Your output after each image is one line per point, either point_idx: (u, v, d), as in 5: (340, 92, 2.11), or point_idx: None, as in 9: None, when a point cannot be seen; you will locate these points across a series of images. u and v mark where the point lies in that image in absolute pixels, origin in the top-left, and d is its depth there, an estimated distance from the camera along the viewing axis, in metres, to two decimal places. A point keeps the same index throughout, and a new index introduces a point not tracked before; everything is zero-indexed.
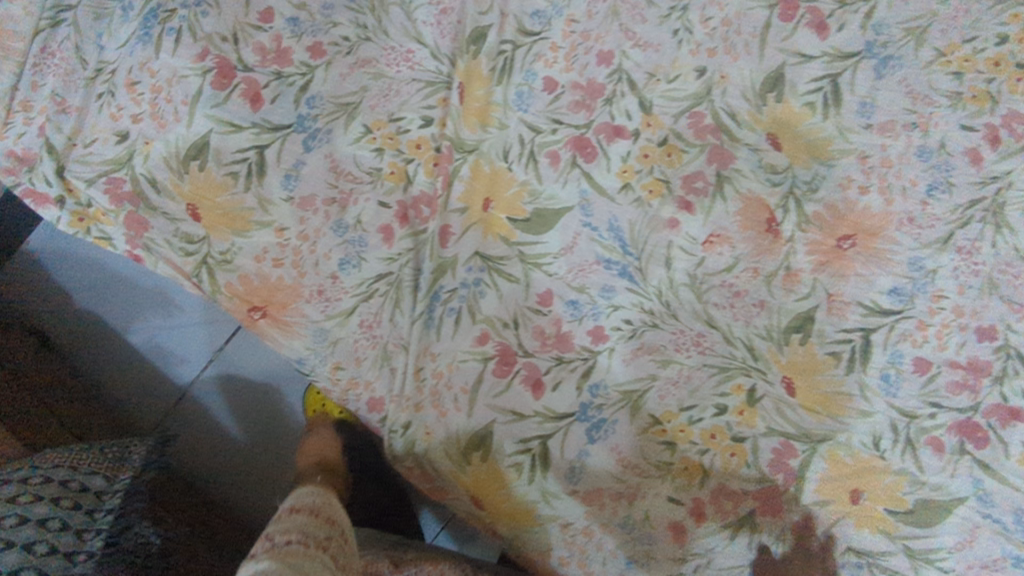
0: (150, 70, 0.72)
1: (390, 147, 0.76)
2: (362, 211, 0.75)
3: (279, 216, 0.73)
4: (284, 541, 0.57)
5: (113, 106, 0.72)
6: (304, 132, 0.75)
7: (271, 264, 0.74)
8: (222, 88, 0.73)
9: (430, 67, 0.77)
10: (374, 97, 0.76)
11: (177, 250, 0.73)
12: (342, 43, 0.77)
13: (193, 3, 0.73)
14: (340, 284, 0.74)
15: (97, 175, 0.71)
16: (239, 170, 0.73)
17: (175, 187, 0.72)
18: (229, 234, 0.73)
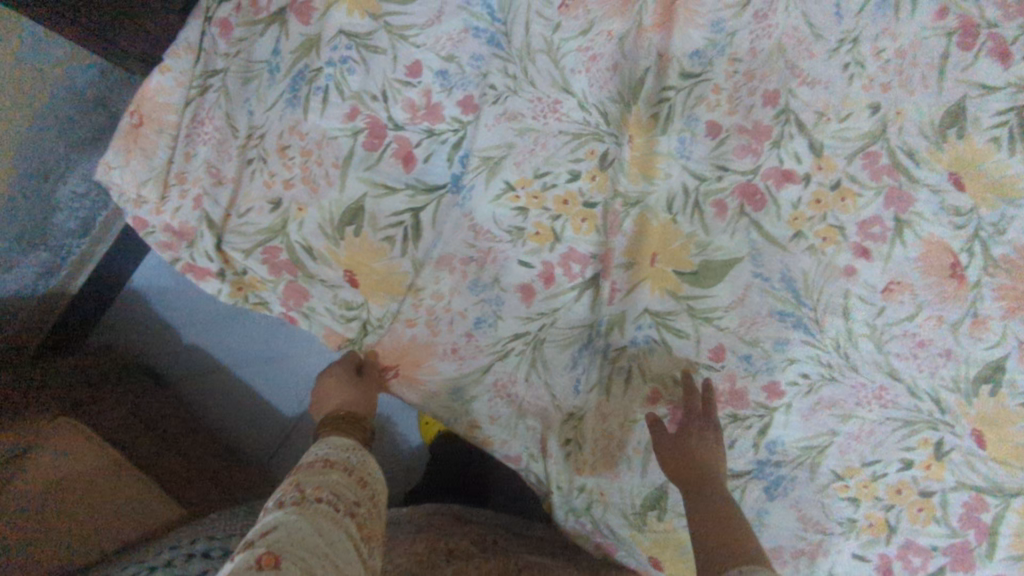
0: (299, 133, 0.70)
1: (535, 206, 0.71)
2: (499, 268, 0.72)
3: (420, 277, 0.71)
4: (313, 501, 0.48)
5: (265, 173, 0.70)
6: (457, 192, 0.72)
7: (434, 328, 0.71)
8: (375, 150, 0.71)
9: (578, 118, 0.73)
10: (538, 149, 0.72)
11: (336, 317, 0.73)
12: (489, 91, 0.72)
13: (340, 60, 0.69)
14: (475, 343, 0.72)
15: (255, 245, 0.70)
16: (397, 233, 0.71)
17: (331, 254, 0.71)
18: (385, 299, 0.72)
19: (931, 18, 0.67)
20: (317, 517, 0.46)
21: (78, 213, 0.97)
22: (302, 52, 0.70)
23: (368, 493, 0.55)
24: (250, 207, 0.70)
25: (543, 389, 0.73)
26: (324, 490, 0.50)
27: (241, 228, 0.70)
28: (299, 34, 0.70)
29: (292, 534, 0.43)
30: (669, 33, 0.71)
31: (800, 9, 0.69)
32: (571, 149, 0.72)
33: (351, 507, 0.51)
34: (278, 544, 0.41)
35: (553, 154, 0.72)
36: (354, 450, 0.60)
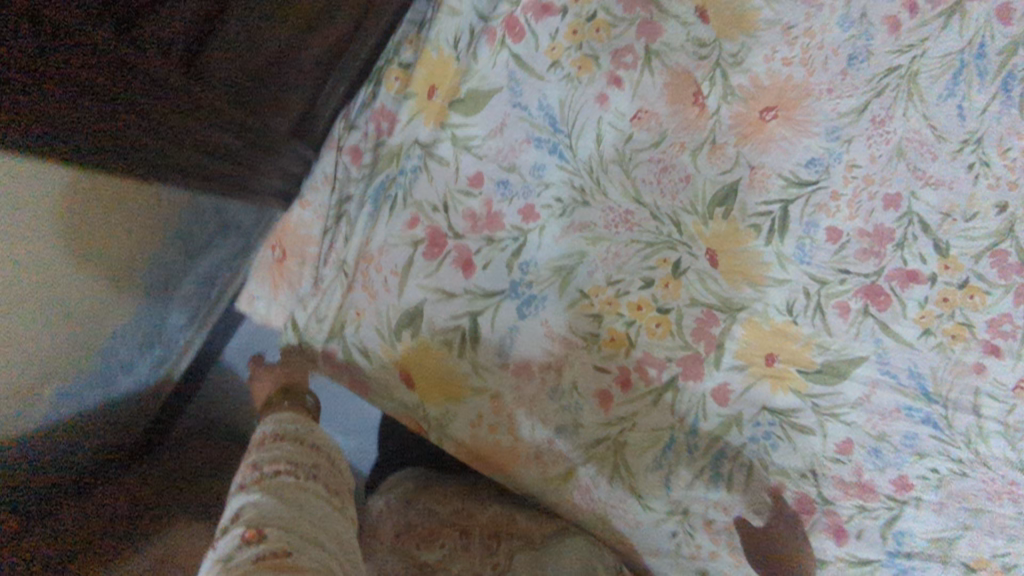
0: (389, 255, 0.71)
1: (609, 312, 0.72)
2: (577, 375, 0.73)
3: (494, 381, 0.72)
4: (273, 476, 0.51)
5: (377, 291, 0.71)
6: (518, 298, 0.72)
7: (551, 432, 0.72)
8: (470, 270, 0.72)
9: (651, 227, 0.72)
10: (602, 255, 0.73)
11: (461, 421, 0.71)
12: (563, 201, 0.73)
13: (454, 183, 0.72)
14: (556, 449, 0.72)
15: (371, 355, 0.71)
16: (453, 338, 0.71)
17: (438, 358, 0.71)
18: (444, 401, 0.72)
19: None
20: (274, 489, 0.49)
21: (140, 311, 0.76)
22: (388, 163, 0.71)
23: (322, 456, 0.57)
24: (360, 323, 0.71)
25: (659, 480, 0.71)
26: (282, 463, 0.52)
27: (316, 330, 0.72)
28: (421, 153, 0.71)
29: (264, 507, 0.46)
30: (795, 136, 0.71)
31: (920, 111, 0.71)
32: (642, 255, 0.72)
33: (299, 472, 0.52)
34: (254, 514, 0.45)
35: (650, 258, 0.72)
36: (300, 419, 0.61)
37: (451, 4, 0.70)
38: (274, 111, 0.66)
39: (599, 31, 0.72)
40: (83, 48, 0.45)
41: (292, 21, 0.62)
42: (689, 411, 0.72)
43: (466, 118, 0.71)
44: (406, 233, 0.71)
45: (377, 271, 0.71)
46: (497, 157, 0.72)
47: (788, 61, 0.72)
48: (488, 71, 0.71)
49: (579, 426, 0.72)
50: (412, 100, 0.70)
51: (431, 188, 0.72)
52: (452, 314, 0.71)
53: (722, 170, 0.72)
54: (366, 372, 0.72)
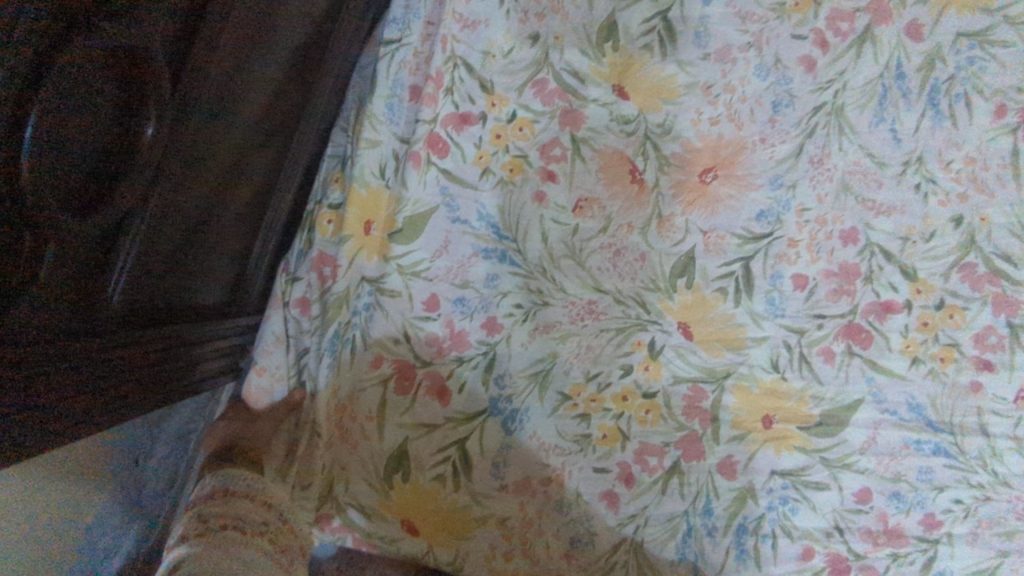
0: (360, 398, 0.70)
1: (595, 409, 0.70)
2: (579, 482, 0.69)
3: (497, 506, 0.69)
4: (218, 531, 0.50)
5: (353, 441, 0.70)
6: (501, 415, 0.70)
7: (566, 545, 0.69)
8: (447, 397, 0.70)
9: (617, 312, 0.70)
10: (574, 353, 0.70)
11: (479, 561, 0.69)
12: (523, 305, 0.71)
13: (409, 313, 0.70)
14: (574, 562, 0.69)
15: (365, 512, 0.69)
16: (445, 472, 0.69)
17: (436, 496, 0.69)
18: (450, 540, 0.69)
19: (993, 120, 0.70)
20: (213, 539, 0.49)
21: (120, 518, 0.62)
22: (336, 310, 0.66)
23: (266, 508, 0.56)
24: (349, 478, 0.69)
25: (685, 571, 0.68)
26: (227, 515, 0.52)
27: (303, 502, 0.66)
28: (372, 290, 0.69)
29: (201, 562, 0.46)
30: (739, 193, 0.70)
31: (856, 143, 0.70)
32: (615, 344, 0.70)
33: (239, 525, 0.52)
34: (190, 560, 0.46)
35: (623, 345, 0.70)
36: (253, 470, 0.59)
37: (369, 138, 0.66)
38: (211, 291, 0.59)
39: (522, 130, 0.72)
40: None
41: (201, 202, 0.52)
42: (701, 493, 0.69)
43: (408, 246, 0.70)
44: (373, 372, 0.70)
45: (354, 418, 0.70)
46: (449, 275, 0.71)
47: (715, 120, 0.71)
48: (420, 195, 0.70)
49: (594, 534, 0.69)
50: (350, 243, 0.66)
51: (389, 323, 0.69)
52: (438, 448, 0.69)
53: (675, 242, 0.70)
54: (365, 529, 0.69)
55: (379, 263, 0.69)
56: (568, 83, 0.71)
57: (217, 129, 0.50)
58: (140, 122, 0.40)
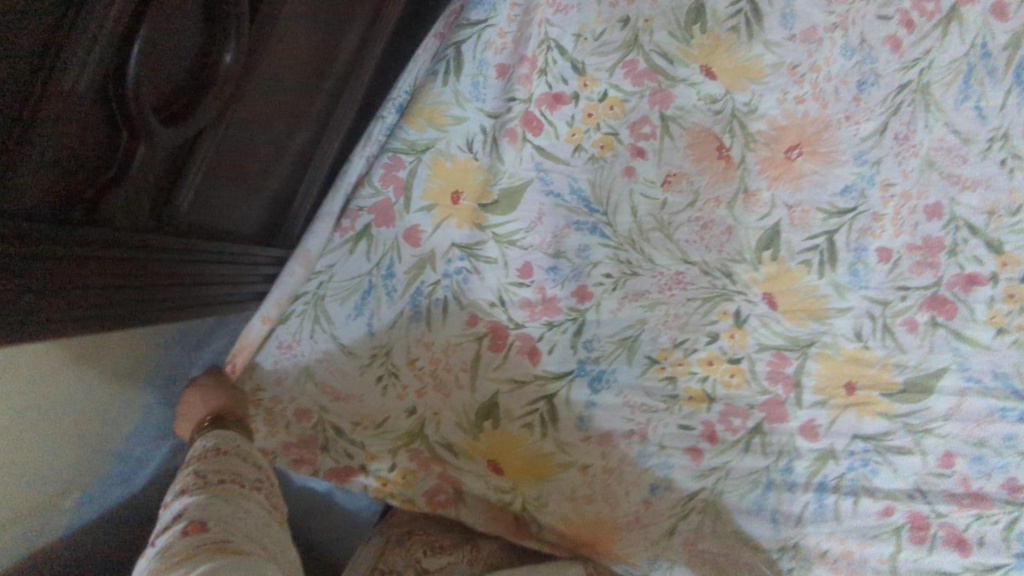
0: (450, 349, 0.74)
1: (682, 372, 0.74)
2: (662, 436, 0.73)
3: (580, 454, 0.74)
4: (216, 484, 0.53)
5: (445, 389, 0.74)
6: (588, 375, 0.74)
7: (647, 493, 0.73)
8: (534, 355, 0.74)
9: (704, 283, 0.74)
10: (661, 319, 0.74)
11: (568, 503, 0.74)
12: (609, 278, 0.75)
13: (496, 275, 0.74)
14: (655, 509, 0.73)
15: (462, 451, 0.75)
16: (533, 422, 0.74)
17: (525, 441, 0.74)
18: (536, 480, 0.74)
19: None
20: (216, 496, 0.51)
21: None
22: (416, 272, 0.73)
23: (257, 468, 0.59)
24: (441, 420, 0.75)
25: (764, 522, 0.71)
26: (224, 472, 0.55)
27: (379, 434, 0.75)
28: (453, 248, 0.73)
29: (205, 507, 0.49)
30: (825, 169, 0.73)
31: (941, 120, 0.72)
32: (702, 312, 0.74)
33: (236, 479, 0.55)
34: (197, 510, 0.49)
35: (709, 314, 0.74)
36: (236, 432, 0.62)
37: (455, 114, 0.71)
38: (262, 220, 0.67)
39: (614, 109, 0.75)
40: (74, 258, 0.43)
41: (264, 136, 0.60)
42: (785, 455, 0.72)
43: (505, 215, 0.74)
44: (467, 332, 0.74)
45: (447, 371, 0.74)
46: (543, 245, 0.75)
47: (800, 99, 0.73)
48: (514, 167, 0.73)
49: (678, 486, 0.73)
50: (436, 212, 0.72)
51: (483, 287, 0.74)
52: (528, 402, 0.74)
53: (760, 216, 0.73)
54: (455, 462, 0.75)
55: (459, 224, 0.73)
56: (658, 64, 0.75)
57: (284, 71, 0.58)
58: (219, 53, 0.48)
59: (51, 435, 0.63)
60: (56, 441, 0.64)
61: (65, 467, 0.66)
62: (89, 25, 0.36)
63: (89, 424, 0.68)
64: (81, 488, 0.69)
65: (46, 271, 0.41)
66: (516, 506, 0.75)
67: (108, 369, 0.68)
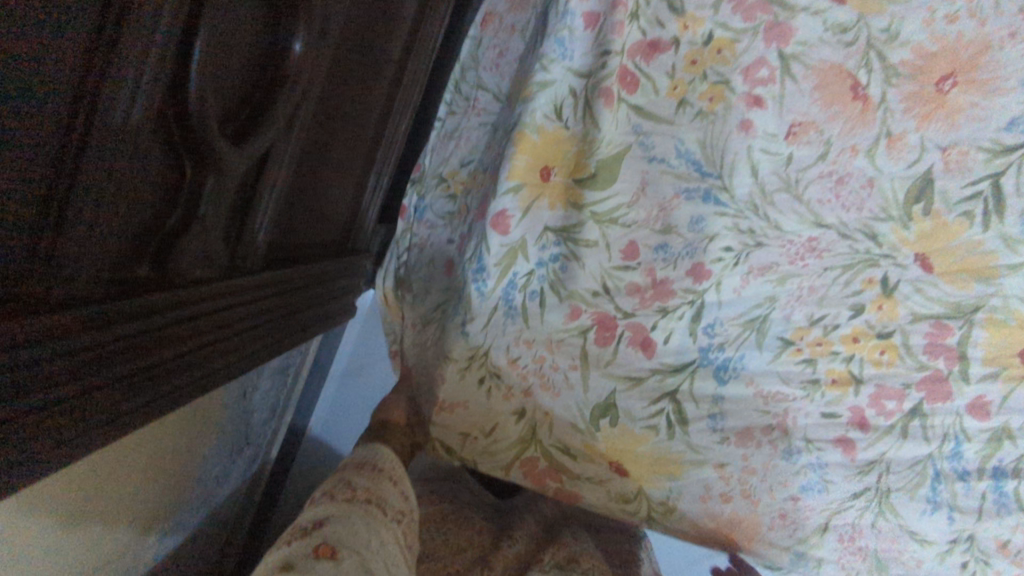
0: (557, 346, 0.66)
1: (822, 353, 0.64)
2: (807, 427, 0.65)
3: (714, 454, 0.66)
4: (360, 502, 0.49)
5: (552, 390, 0.66)
6: (712, 364, 0.65)
7: (794, 489, 0.66)
8: (650, 346, 0.66)
9: (843, 249, 0.64)
10: (794, 295, 0.64)
11: (710, 505, 0.67)
12: (727, 254, 0.64)
13: (601, 261, 0.65)
14: (803, 504, 0.66)
15: (579, 456, 0.67)
16: (658, 423, 0.66)
17: (649, 440, 0.66)
18: (664, 480, 0.67)
19: None
20: (360, 517, 0.46)
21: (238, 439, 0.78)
22: (509, 261, 0.64)
23: (406, 503, 0.54)
24: (553, 423, 0.67)
25: (932, 512, 0.64)
26: (373, 492, 0.51)
27: (491, 448, 0.69)
28: (551, 230, 0.65)
29: (341, 525, 0.44)
30: (986, 100, 0.61)
31: None
32: (841, 283, 0.64)
33: (382, 505, 0.50)
34: (333, 529, 0.43)
35: (850, 285, 0.64)
36: (395, 463, 0.59)
37: (539, 79, 0.62)
38: (320, 234, 0.66)
39: (722, 52, 0.64)
40: (182, 299, 0.39)
41: (323, 134, 0.57)
42: (948, 437, 0.63)
43: (607, 190, 0.65)
44: (572, 324, 0.66)
45: (554, 369, 0.66)
46: (649, 220, 0.66)
47: (952, 18, 0.61)
48: (615, 135, 0.65)
49: (830, 483, 0.65)
50: (524, 192, 0.63)
51: (585, 274, 0.65)
52: (648, 397, 0.66)
53: (907, 164, 0.62)
54: (573, 471, 0.68)
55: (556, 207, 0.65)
56: None
57: (337, 61, 0.55)
58: (287, 42, 0.45)
59: (152, 473, 0.59)
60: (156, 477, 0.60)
61: (150, 505, 0.60)
62: (144, 16, 0.32)
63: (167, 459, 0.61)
64: (170, 517, 0.65)
65: (148, 325, 0.36)
66: (643, 512, 0.69)
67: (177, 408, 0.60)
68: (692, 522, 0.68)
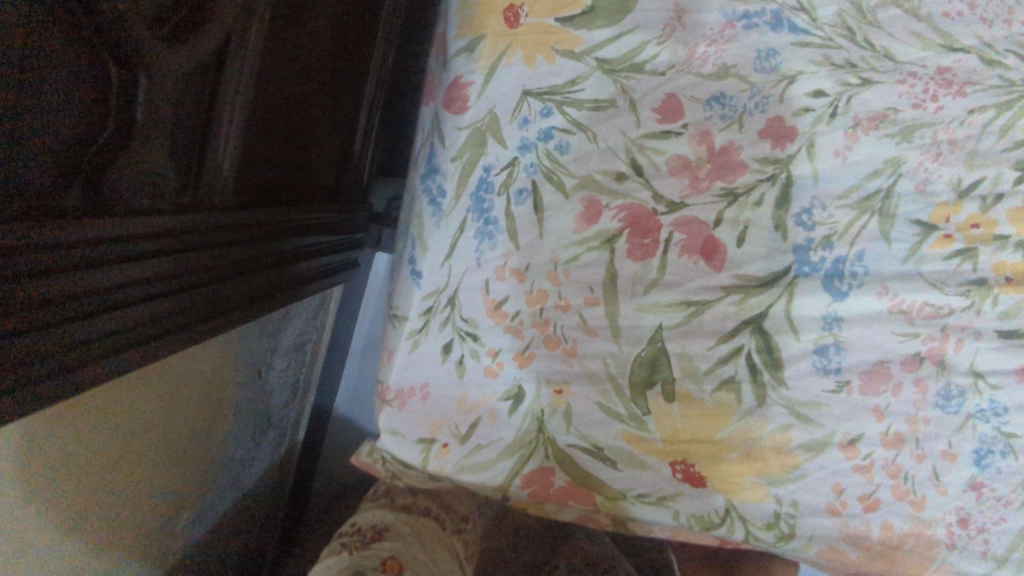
0: (565, 269, 0.41)
1: (981, 239, 0.42)
2: (976, 355, 0.41)
3: (840, 420, 0.40)
4: (421, 514, 0.48)
5: (561, 342, 0.41)
6: (819, 270, 0.41)
7: (971, 470, 0.41)
8: (715, 254, 0.41)
9: (992, 80, 0.43)
10: (929, 152, 0.42)
11: (847, 514, 0.40)
12: (819, 102, 0.42)
13: (627, 129, 0.42)
14: (993, 495, 0.41)
15: (620, 452, 0.40)
16: (735, 372, 0.40)
17: (732, 408, 0.40)
18: (763, 487, 0.40)
19: None
20: (423, 534, 0.46)
21: (256, 422, 0.62)
22: (473, 151, 0.42)
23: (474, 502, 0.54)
24: (569, 406, 0.41)
25: None
26: (436, 502, 0.50)
27: (474, 460, 0.41)
28: (540, 88, 0.42)
29: (407, 541, 0.44)
30: None
31: None
32: (995, 131, 0.42)
33: (447, 519, 0.49)
34: (395, 547, 0.44)
35: (1010, 134, 0.42)
36: None
37: None
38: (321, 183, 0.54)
39: None
40: None
41: None
42: None
43: (613, 26, 0.43)
44: (588, 232, 0.41)
45: (563, 310, 0.41)
46: (693, 61, 0.43)
47: None
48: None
49: (1014, 440, 0.41)
50: (484, 46, 0.42)
51: (602, 151, 0.42)
52: (714, 335, 0.40)
53: None
54: (613, 487, 0.41)
55: (553, 53, 0.42)
56: None
57: None
58: None
59: (161, 447, 0.47)
60: (173, 453, 0.48)
61: (156, 497, 0.47)
62: None
63: (184, 451, 0.50)
64: (200, 501, 0.55)
65: None
66: (739, 539, 0.41)
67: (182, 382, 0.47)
68: (822, 545, 0.41)
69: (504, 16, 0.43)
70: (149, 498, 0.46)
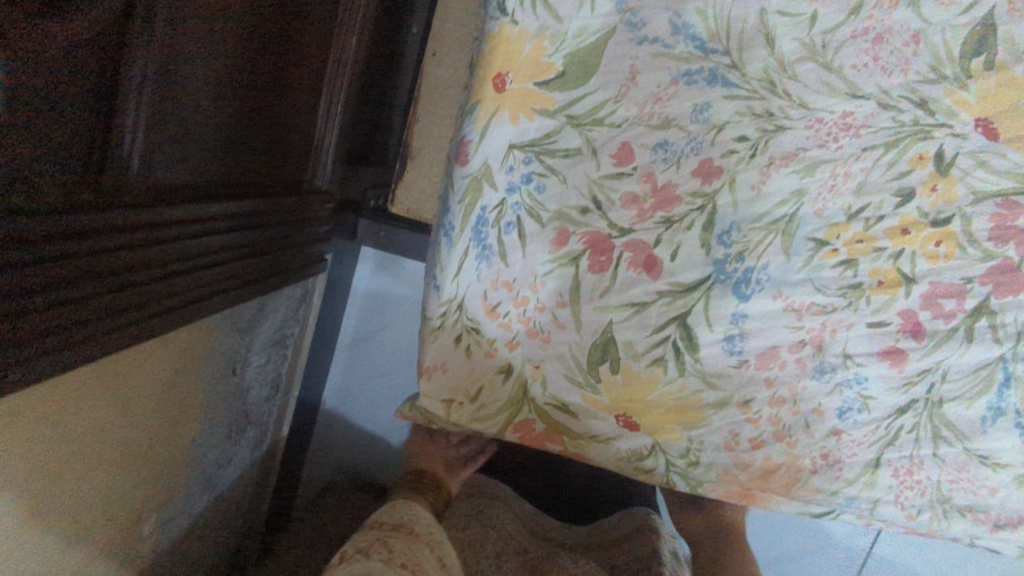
0: (540, 282, 0.57)
1: (863, 251, 0.54)
2: (847, 342, 0.55)
3: (736, 387, 0.56)
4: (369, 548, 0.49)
5: (538, 333, 0.57)
6: (730, 280, 0.55)
7: (834, 420, 0.56)
8: (653, 268, 0.55)
9: (884, 122, 0.53)
10: (826, 185, 0.54)
11: (736, 449, 0.58)
12: (741, 145, 0.54)
13: (588, 172, 0.55)
14: (848, 437, 0.57)
15: (580, 406, 0.58)
16: (663, 354, 0.56)
17: (660, 377, 0.56)
18: (681, 430, 0.58)
19: None
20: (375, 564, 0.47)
21: (223, 427, 0.79)
22: (473, 196, 0.54)
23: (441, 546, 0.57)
24: (545, 376, 0.58)
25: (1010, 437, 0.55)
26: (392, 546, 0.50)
27: (481, 414, 0.59)
28: (522, 141, 0.55)
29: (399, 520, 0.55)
30: None
31: None
32: (882, 165, 0.53)
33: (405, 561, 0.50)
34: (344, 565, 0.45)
35: (895, 167, 0.53)
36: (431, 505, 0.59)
37: None
38: (268, 175, 0.62)
39: None
40: None
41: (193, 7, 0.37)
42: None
43: (580, 87, 0.54)
44: (560, 252, 0.56)
45: (540, 310, 0.57)
46: (642, 116, 0.54)
47: None
48: (582, 21, 0.53)
49: (869, 400, 0.56)
50: (480, 110, 0.53)
51: (570, 189, 0.55)
52: (649, 328, 0.56)
53: (961, 9, 0.50)
54: (576, 430, 0.59)
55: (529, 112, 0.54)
56: None
57: None
58: None
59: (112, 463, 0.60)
60: (127, 463, 0.62)
61: (115, 500, 0.61)
62: None
63: (142, 451, 0.64)
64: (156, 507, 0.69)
65: None
66: (663, 467, 0.59)
67: (134, 407, 0.60)
68: (720, 469, 0.58)
69: (494, 82, 0.53)
70: (108, 505, 0.61)
